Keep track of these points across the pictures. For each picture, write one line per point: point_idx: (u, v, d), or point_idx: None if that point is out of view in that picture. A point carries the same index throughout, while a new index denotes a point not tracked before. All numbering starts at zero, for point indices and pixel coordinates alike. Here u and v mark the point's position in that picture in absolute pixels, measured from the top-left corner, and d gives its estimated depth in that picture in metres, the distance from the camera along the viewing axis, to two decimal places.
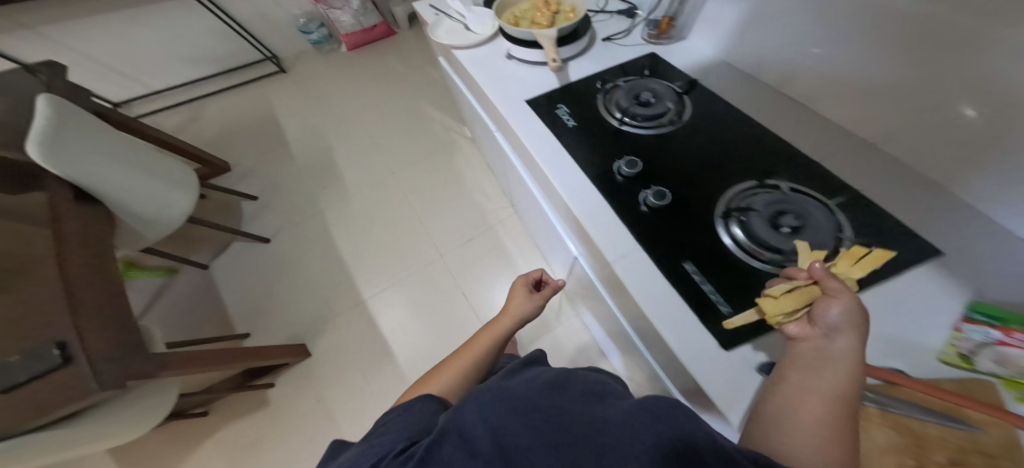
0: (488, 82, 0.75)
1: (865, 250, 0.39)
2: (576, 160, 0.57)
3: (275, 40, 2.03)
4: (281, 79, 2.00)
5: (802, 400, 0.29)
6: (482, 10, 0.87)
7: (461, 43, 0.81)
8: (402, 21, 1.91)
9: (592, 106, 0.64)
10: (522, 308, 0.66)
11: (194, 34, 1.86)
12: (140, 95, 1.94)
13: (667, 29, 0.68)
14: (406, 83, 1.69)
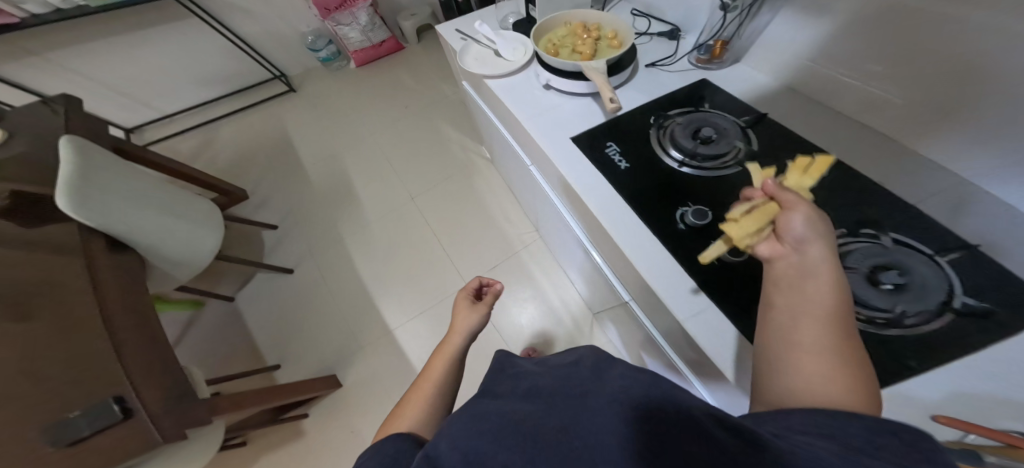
0: (527, 115, 0.70)
1: (810, 160, 0.42)
2: (634, 207, 0.53)
3: (284, 60, 2.00)
4: (292, 97, 1.96)
5: (801, 322, 0.29)
6: (512, 34, 0.83)
7: (494, 73, 0.78)
8: (411, 35, 1.86)
9: (646, 144, 0.60)
10: (472, 321, 0.63)
11: (203, 56, 1.82)
12: (151, 119, 1.92)
13: (720, 54, 0.64)
14: (420, 101, 1.66)
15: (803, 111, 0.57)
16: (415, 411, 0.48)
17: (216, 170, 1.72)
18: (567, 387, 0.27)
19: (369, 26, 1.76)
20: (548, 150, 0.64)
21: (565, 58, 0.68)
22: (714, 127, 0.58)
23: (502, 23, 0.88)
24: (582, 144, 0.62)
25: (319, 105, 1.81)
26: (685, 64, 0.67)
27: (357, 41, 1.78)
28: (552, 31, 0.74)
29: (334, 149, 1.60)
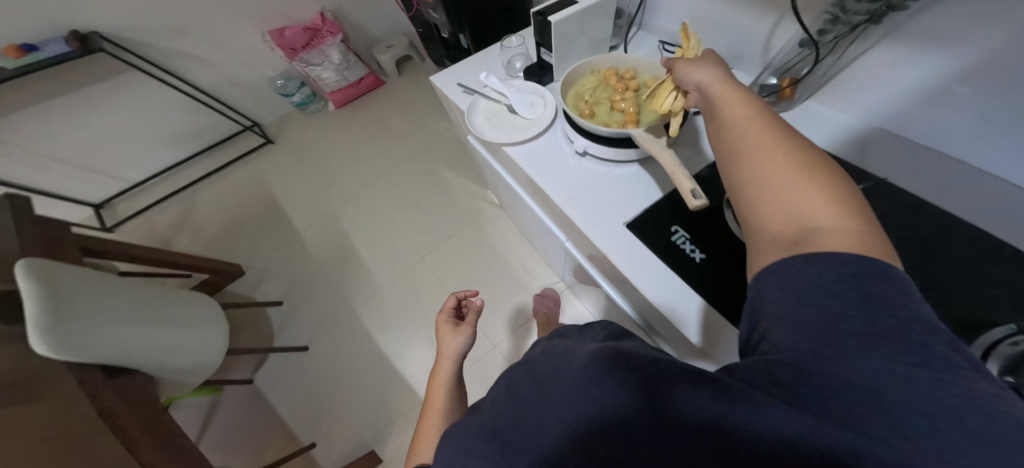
0: (562, 193, 0.59)
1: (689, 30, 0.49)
2: (729, 317, 0.44)
3: (256, 110, 1.81)
4: (271, 149, 1.79)
5: (731, 125, 0.35)
6: (525, 84, 0.72)
7: (511, 137, 0.67)
8: (391, 70, 1.73)
9: (722, 224, 0.50)
10: (461, 342, 0.69)
11: (164, 117, 1.62)
12: (118, 191, 1.71)
13: (789, 98, 0.55)
14: (412, 142, 1.54)
15: (905, 162, 0.49)
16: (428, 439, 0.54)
17: (204, 244, 1.57)
18: (535, 378, 0.32)
19: (342, 63, 1.62)
20: (603, 244, 0.53)
21: (604, 118, 0.58)
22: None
23: (508, 69, 0.78)
24: (641, 231, 0.52)
25: (302, 157, 1.67)
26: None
27: (331, 81, 1.64)
28: (579, 80, 0.64)
29: (328, 208, 1.48)
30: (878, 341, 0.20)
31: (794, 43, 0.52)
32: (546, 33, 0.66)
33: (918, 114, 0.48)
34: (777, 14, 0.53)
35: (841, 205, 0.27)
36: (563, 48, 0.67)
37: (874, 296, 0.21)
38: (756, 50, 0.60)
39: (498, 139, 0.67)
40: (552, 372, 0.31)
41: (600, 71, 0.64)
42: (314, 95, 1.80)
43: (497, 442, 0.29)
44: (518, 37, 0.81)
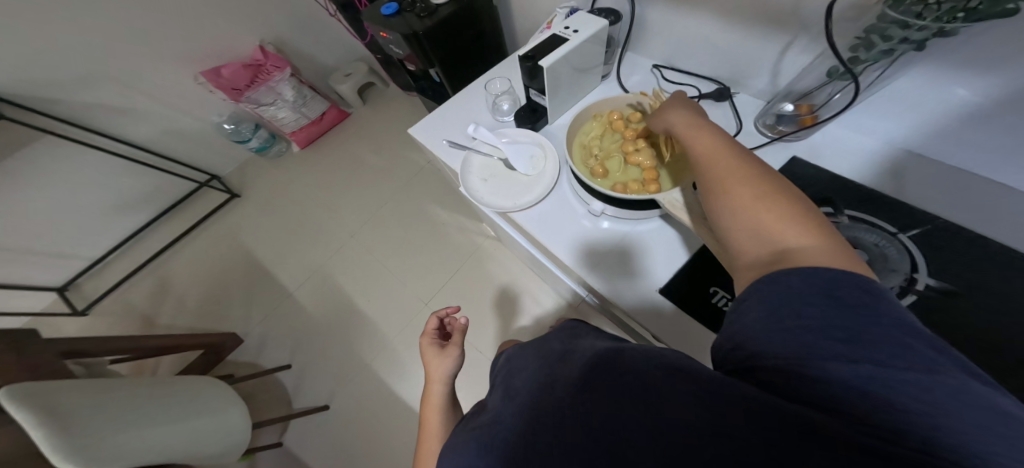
0: (584, 262, 0.55)
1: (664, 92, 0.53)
2: None
3: (214, 162, 1.64)
4: (238, 204, 1.61)
5: (702, 154, 0.38)
6: (518, 132, 0.67)
7: (515, 200, 0.62)
8: (354, 101, 1.61)
9: None
10: (447, 365, 0.61)
11: (108, 179, 1.40)
12: (80, 270, 1.48)
13: (812, 125, 0.50)
14: (394, 180, 1.47)
15: (956, 197, 0.43)
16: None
17: (189, 318, 1.41)
18: (534, 375, 0.33)
19: (298, 98, 1.48)
20: (638, 314, 0.51)
21: (619, 176, 0.55)
22: (863, 246, 0.41)
23: (495, 113, 0.72)
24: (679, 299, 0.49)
25: (276, 212, 1.54)
26: (758, 140, 0.55)
27: (288, 120, 1.50)
28: (581, 128, 0.59)
29: (318, 263, 1.39)
30: (859, 338, 0.21)
31: (819, 68, 0.47)
32: (538, 78, 0.61)
33: (964, 141, 0.43)
34: (788, 38, 0.49)
35: (808, 225, 0.29)
36: (558, 87, 0.62)
37: (850, 298, 0.23)
38: (762, 74, 0.56)
39: (500, 203, 0.62)
40: (551, 372, 0.31)
41: (605, 115, 0.59)
42: (273, 139, 1.62)
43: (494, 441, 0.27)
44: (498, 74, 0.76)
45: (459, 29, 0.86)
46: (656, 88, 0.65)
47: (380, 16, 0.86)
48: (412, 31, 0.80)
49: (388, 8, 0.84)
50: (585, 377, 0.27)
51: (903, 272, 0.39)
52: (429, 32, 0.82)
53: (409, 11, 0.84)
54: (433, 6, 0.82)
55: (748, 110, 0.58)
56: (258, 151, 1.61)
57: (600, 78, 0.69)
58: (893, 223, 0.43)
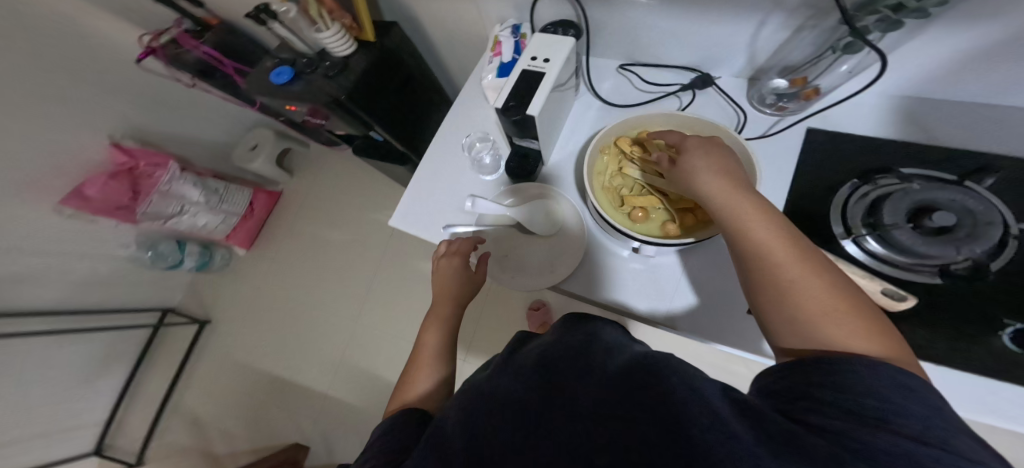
0: (658, 308, 0.52)
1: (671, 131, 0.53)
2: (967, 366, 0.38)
3: (156, 296, 1.40)
4: (216, 328, 1.44)
5: (738, 218, 0.34)
6: (522, 190, 0.61)
7: (553, 267, 0.57)
8: (276, 174, 1.41)
9: (877, 266, 0.43)
10: (464, 283, 0.57)
11: (70, 341, 1.15)
12: (99, 433, 1.26)
13: (815, 97, 0.51)
14: (369, 244, 1.38)
15: (972, 127, 0.48)
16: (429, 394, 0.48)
17: (248, 443, 1.27)
18: (558, 358, 0.32)
19: (212, 196, 1.26)
20: (731, 344, 0.48)
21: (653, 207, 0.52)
22: (949, 206, 0.41)
23: (479, 169, 0.64)
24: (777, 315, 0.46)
25: (261, 327, 1.40)
26: (765, 120, 0.54)
27: (212, 226, 1.30)
28: (595, 167, 0.56)
29: (338, 353, 1.30)
30: (937, 421, 0.20)
31: (811, 41, 0.48)
32: (527, 128, 0.52)
33: (955, 80, 0.47)
34: (760, 17, 0.46)
35: (881, 327, 0.27)
36: (546, 126, 0.55)
37: (916, 389, 0.22)
38: (739, 50, 0.53)
39: (535, 280, 0.57)
40: (573, 366, 0.31)
41: (614, 145, 0.56)
42: (209, 250, 1.41)
43: (509, 417, 0.28)
44: (458, 123, 0.67)
45: (382, 80, 0.72)
46: (631, 90, 0.60)
47: (273, 87, 0.66)
48: (333, 96, 0.64)
49: (282, 75, 0.65)
50: (621, 379, 0.27)
51: (993, 223, 0.40)
52: (352, 92, 0.66)
53: (311, 73, 0.66)
54: (340, 59, 0.66)
55: (737, 89, 0.57)
56: (201, 268, 1.42)
57: (573, 94, 0.61)
58: (950, 172, 0.45)
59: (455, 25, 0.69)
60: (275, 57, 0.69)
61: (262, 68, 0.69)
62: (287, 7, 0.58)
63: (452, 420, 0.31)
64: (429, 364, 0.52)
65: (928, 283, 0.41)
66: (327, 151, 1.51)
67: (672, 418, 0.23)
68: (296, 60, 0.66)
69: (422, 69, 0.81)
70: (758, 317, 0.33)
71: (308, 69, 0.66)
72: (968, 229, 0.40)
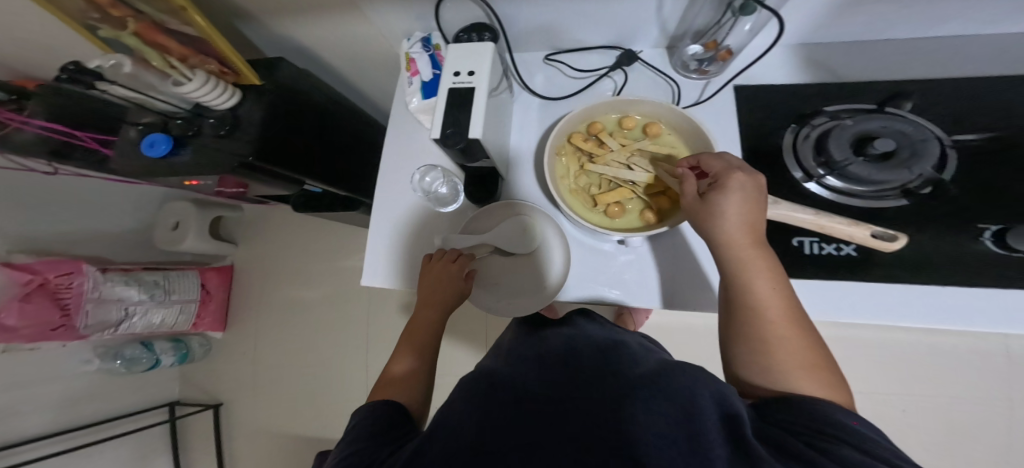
0: (660, 295, 0.51)
1: (631, 118, 0.52)
2: (946, 277, 0.43)
3: (143, 402, 1.26)
4: (232, 407, 1.32)
5: (745, 266, 0.36)
6: (491, 212, 0.57)
7: (543, 282, 0.54)
8: (215, 247, 1.30)
9: (839, 203, 0.46)
10: (448, 294, 0.52)
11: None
12: None
13: (730, 57, 0.51)
14: (348, 291, 1.31)
15: (876, 66, 0.52)
16: (402, 386, 0.47)
17: None
18: (586, 378, 0.34)
19: (153, 290, 1.14)
20: None
21: (622, 199, 0.51)
22: (884, 132, 0.45)
23: (436, 201, 0.59)
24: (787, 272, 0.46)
25: (265, 403, 1.30)
26: (693, 85, 0.54)
27: (172, 320, 1.21)
28: (557, 173, 0.53)
29: (360, 404, 1.24)
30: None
31: (711, 5, 0.48)
32: (472, 150, 0.44)
33: (859, 22, 0.49)
34: None
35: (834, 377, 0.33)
36: (491, 141, 0.48)
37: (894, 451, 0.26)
38: (650, 23, 0.51)
39: (528, 302, 0.54)
40: (596, 382, 0.33)
41: (568, 145, 0.54)
42: (182, 341, 1.32)
43: (531, 426, 0.28)
44: (392, 157, 0.60)
45: (300, 122, 0.51)
46: (564, 84, 0.60)
47: (146, 164, 0.43)
48: (240, 160, 0.43)
49: (155, 145, 0.41)
50: (645, 398, 0.29)
51: (927, 138, 0.44)
52: (266, 146, 0.45)
53: (197, 135, 0.44)
54: (225, 112, 0.45)
55: (659, 60, 0.56)
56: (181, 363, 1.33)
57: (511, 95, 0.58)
58: (869, 102, 0.49)
59: (365, 61, 0.61)
60: (137, 125, 0.46)
61: (121, 145, 0.45)
62: (114, 60, 0.39)
63: (474, 403, 0.32)
64: (408, 356, 0.51)
65: (898, 205, 0.45)
66: (264, 209, 1.37)
67: (697, 436, 0.26)
68: (167, 122, 0.44)
69: (346, 103, 0.65)
70: (729, 352, 0.38)
71: (189, 132, 0.44)
72: (910, 150, 0.44)
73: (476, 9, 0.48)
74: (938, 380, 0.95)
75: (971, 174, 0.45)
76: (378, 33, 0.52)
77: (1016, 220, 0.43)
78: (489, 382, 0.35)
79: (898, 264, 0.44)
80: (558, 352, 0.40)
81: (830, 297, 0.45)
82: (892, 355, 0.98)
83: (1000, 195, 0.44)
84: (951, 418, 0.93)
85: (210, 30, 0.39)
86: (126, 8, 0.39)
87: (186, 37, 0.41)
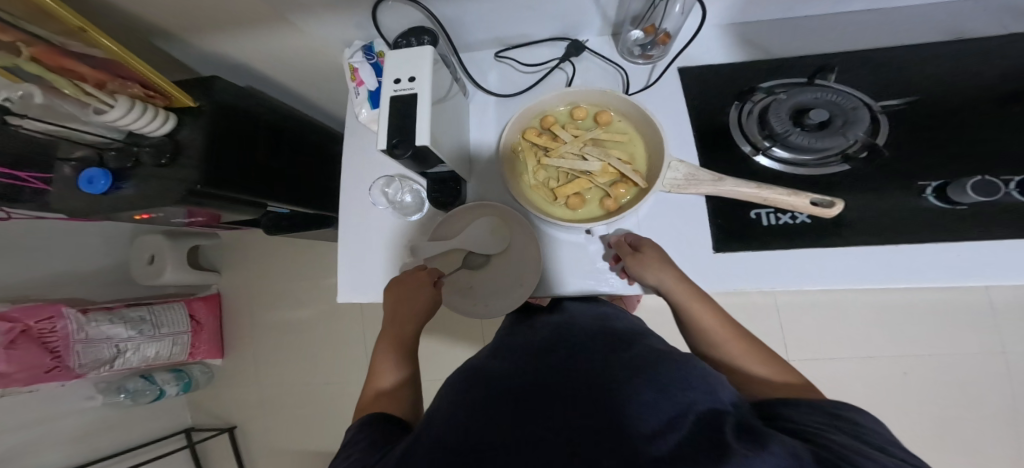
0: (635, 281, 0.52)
1: (581, 109, 0.53)
2: (892, 229, 0.46)
3: (151, 437, 1.24)
4: (245, 428, 1.32)
5: (689, 303, 0.44)
6: (457, 216, 0.57)
7: (520, 278, 0.54)
8: (197, 277, 1.29)
9: (786, 172, 0.50)
10: (420, 307, 0.50)
11: None
12: None
13: (670, 40, 0.54)
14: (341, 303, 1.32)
15: (802, 42, 0.56)
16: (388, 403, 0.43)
17: None
18: (565, 356, 0.29)
19: (140, 326, 1.13)
20: (715, 285, 0.49)
21: (580, 190, 0.51)
22: (818, 104, 0.50)
23: (401, 210, 0.58)
24: (745, 243, 0.49)
25: (275, 425, 1.30)
26: (641, 71, 0.57)
27: (167, 352, 1.19)
28: (515, 170, 0.53)
29: None
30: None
31: None
32: (426, 155, 0.44)
33: (780, 3, 0.54)
34: None
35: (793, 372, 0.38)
36: (443, 144, 0.48)
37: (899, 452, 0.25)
38: (593, 14, 0.53)
39: (505, 301, 0.54)
40: (575, 360, 0.28)
41: (523, 140, 0.53)
42: (182, 371, 1.29)
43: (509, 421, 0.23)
44: (354, 167, 0.60)
45: (236, 132, 0.47)
46: (518, 77, 0.60)
47: (90, 199, 0.42)
48: (188, 188, 0.41)
49: (94, 182, 0.41)
50: (630, 383, 0.25)
51: (857, 106, 0.49)
52: (214, 170, 0.43)
53: (136, 166, 0.42)
54: (163, 138, 0.42)
55: (607, 49, 0.58)
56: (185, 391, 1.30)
57: (465, 97, 0.58)
58: (801, 75, 0.53)
59: (324, 81, 0.62)
60: (70, 159, 0.43)
61: (57, 183, 0.43)
62: (20, 89, 0.34)
63: (448, 400, 0.28)
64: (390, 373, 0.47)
65: (841, 171, 0.49)
66: (240, 233, 1.36)
67: (683, 418, 0.22)
68: (100, 155, 0.42)
69: (298, 117, 0.64)
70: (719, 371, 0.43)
71: (127, 164, 0.42)
72: (843, 118, 0.48)
73: (413, 11, 0.46)
74: (909, 328, 1.01)
75: (895, 132, 0.50)
76: (331, 51, 0.53)
77: (949, 176, 0.47)
78: (461, 377, 0.31)
79: (849, 222, 0.47)
80: (544, 336, 0.34)
81: (793, 264, 0.48)
82: (864, 313, 1.03)
83: (928, 153, 0.49)
84: (922, 362, 1.00)
85: (125, 55, 0.35)
86: (14, 30, 0.30)
87: (98, 59, 0.35)
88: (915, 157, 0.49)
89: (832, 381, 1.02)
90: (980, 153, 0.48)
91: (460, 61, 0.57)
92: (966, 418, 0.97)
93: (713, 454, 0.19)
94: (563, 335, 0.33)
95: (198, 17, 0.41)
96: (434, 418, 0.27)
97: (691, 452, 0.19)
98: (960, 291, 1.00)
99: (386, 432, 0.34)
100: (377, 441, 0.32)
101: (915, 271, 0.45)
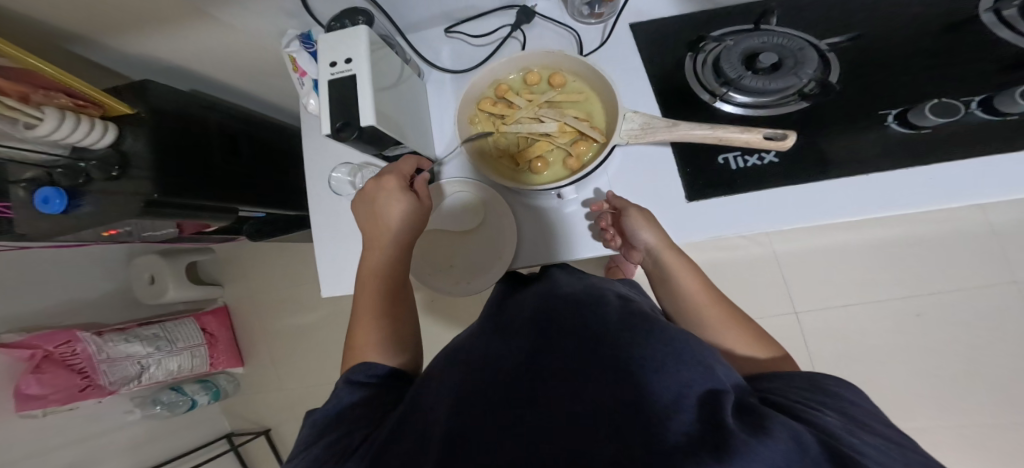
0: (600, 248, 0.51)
1: (535, 74, 0.52)
2: (882, 158, 0.45)
3: (194, 447, 1.28)
4: (280, 429, 1.35)
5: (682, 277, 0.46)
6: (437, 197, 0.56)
7: (499, 252, 0.54)
8: (201, 292, 1.33)
9: (748, 117, 0.49)
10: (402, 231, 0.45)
11: None
12: None
13: None
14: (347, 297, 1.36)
15: None
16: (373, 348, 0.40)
17: None
18: (566, 329, 0.25)
19: (157, 342, 1.17)
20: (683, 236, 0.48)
21: (540, 154, 0.50)
22: (766, 47, 0.48)
23: None
24: (706, 189, 0.48)
25: None
26: (593, 31, 0.55)
27: (188, 365, 1.24)
28: (474, 142, 0.52)
29: None
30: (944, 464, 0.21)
31: None
32: (374, 137, 0.42)
33: None
34: None
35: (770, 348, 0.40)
36: (400, 127, 0.47)
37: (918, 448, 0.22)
38: None
39: (482, 283, 0.53)
40: (575, 332, 0.25)
41: (479, 112, 0.52)
42: (208, 381, 1.34)
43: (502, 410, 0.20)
44: (315, 160, 0.59)
45: (190, 144, 0.48)
46: (470, 52, 0.59)
47: (51, 219, 0.43)
48: (146, 199, 0.41)
49: (50, 202, 0.41)
50: (631, 360, 0.22)
51: (805, 46, 0.48)
52: (170, 179, 0.43)
53: (89, 182, 0.43)
54: (108, 149, 0.43)
55: (556, 11, 0.56)
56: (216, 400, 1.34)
57: (419, 78, 0.57)
58: (747, 22, 0.52)
59: (272, 76, 0.62)
60: (22, 182, 0.44)
61: (17, 206, 0.44)
62: None
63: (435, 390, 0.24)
64: (375, 311, 0.42)
65: (801, 110, 0.47)
66: (234, 246, 1.39)
67: (685, 401, 0.20)
68: (50, 174, 0.43)
69: (254, 117, 0.64)
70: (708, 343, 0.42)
71: (79, 180, 0.42)
72: (793, 59, 0.47)
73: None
74: (912, 264, 1.00)
75: (852, 62, 0.49)
76: (274, 44, 0.52)
77: (914, 99, 0.46)
78: (445, 361, 0.27)
79: (834, 153, 0.46)
80: (535, 303, 0.30)
81: (771, 207, 0.47)
82: (864, 253, 1.02)
83: (890, 79, 0.47)
84: (933, 298, 0.99)
85: (42, 64, 0.35)
86: None
87: (11, 70, 0.35)
88: (877, 82, 0.47)
89: (846, 325, 1.02)
90: (945, 73, 0.47)
91: (407, 42, 0.56)
92: (989, 341, 0.96)
93: (718, 441, 0.16)
94: (550, 303, 0.29)
95: (118, 19, 0.41)
96: (419, 405, 0.24)
97: (698, 440, 0.17)
98: (956, 220, 0.99)
99: (390, 389, 0.32)
100: (377, 400, 0.30)
101: (919, 195, 0.43)
